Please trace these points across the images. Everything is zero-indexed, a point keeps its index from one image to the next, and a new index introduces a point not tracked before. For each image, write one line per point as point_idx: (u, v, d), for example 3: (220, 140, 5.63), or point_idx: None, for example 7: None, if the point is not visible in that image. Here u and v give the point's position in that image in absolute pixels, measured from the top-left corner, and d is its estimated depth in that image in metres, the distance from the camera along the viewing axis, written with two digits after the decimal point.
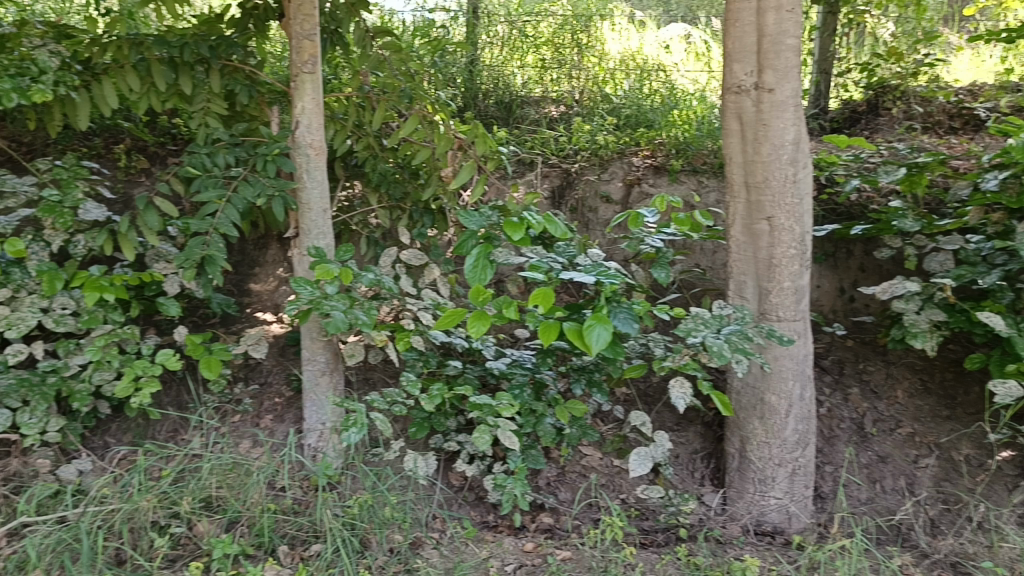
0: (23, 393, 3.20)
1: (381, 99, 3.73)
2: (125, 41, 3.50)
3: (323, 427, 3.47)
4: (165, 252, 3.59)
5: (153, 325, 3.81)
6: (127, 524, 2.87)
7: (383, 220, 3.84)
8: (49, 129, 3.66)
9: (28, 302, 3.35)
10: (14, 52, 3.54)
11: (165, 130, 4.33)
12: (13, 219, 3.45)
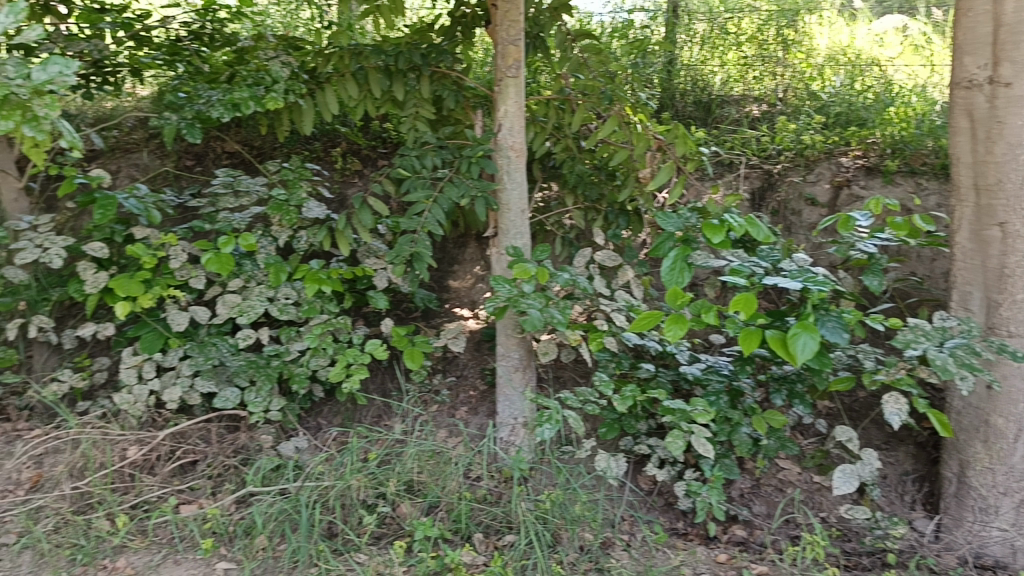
0: (251, 373, 3.52)
1: (581, 101, 3.77)
2: (347, 52, 3.78)
3: (515, 421, 3.56)
4: (375, 248, 3.82)
5: (362, 317, 4.04)
6: (340, 500, 3.08)
7: (579, 221, 3.87)
8: (279, 134, 3.99)
9: (256, 291, 3.65)
10: (252, 63, 3.95)
11: (377, 134, 4.59)
12: (247, 217, 3.80)
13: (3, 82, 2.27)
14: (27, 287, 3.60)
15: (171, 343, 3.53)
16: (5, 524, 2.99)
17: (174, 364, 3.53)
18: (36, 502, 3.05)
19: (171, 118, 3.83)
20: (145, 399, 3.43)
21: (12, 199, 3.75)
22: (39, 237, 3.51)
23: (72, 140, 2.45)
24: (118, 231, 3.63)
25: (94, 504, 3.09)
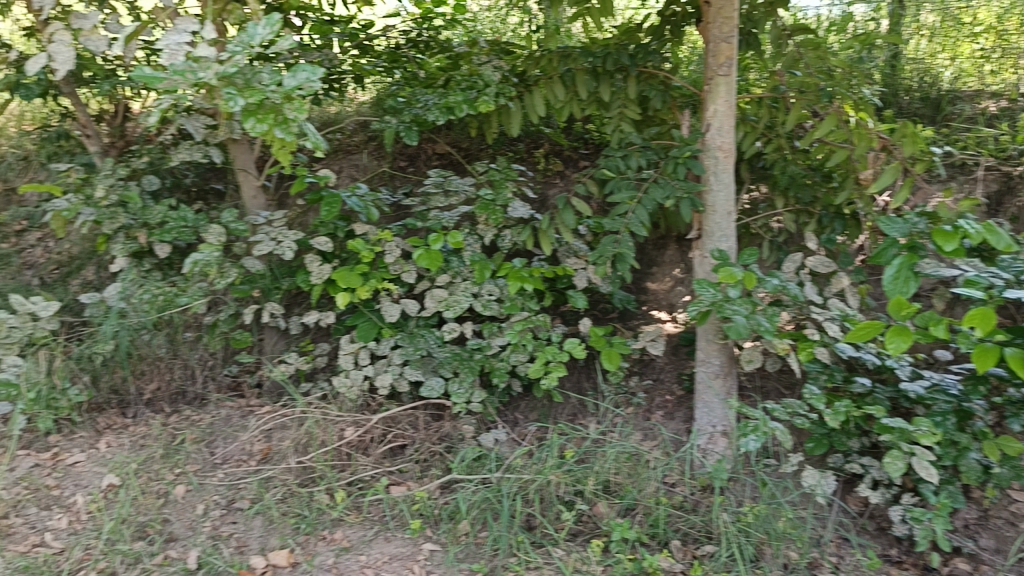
0: (455, 365, 3.67)
1: (796, 99, 3.61)
2: (556, 54, 3.84)
3: (713, 429, 3.43)
4: (576, 248, 3.83)
5: (560, 316, 4.06)
6: (539, 494, 3.14)
7: (790, 224, 3.71)
8: (487, 135, 4.11)
9: (462, 286, 3.79)
10: (465, 68, 4.11)
11: (580, 136, 4.63)
12: (455, 216, 3.96)
13: (260, 88, 2.49)
14: (262, 277, 3.94)
15: (384, 333, 3.73)
16: (241, 490, 3.30)
17: (386, 353, 3.72)
18: (266, 473, 3.35)
19: (391, 122, 4.07)
20: (359, 383, 3.64)
21: (252, 196, 4.13)
22: (274, 231, 3.84)
23: (316, 141, 2.62)
24: (341, 228, 3.90)
25: (316, 478, 3.34)
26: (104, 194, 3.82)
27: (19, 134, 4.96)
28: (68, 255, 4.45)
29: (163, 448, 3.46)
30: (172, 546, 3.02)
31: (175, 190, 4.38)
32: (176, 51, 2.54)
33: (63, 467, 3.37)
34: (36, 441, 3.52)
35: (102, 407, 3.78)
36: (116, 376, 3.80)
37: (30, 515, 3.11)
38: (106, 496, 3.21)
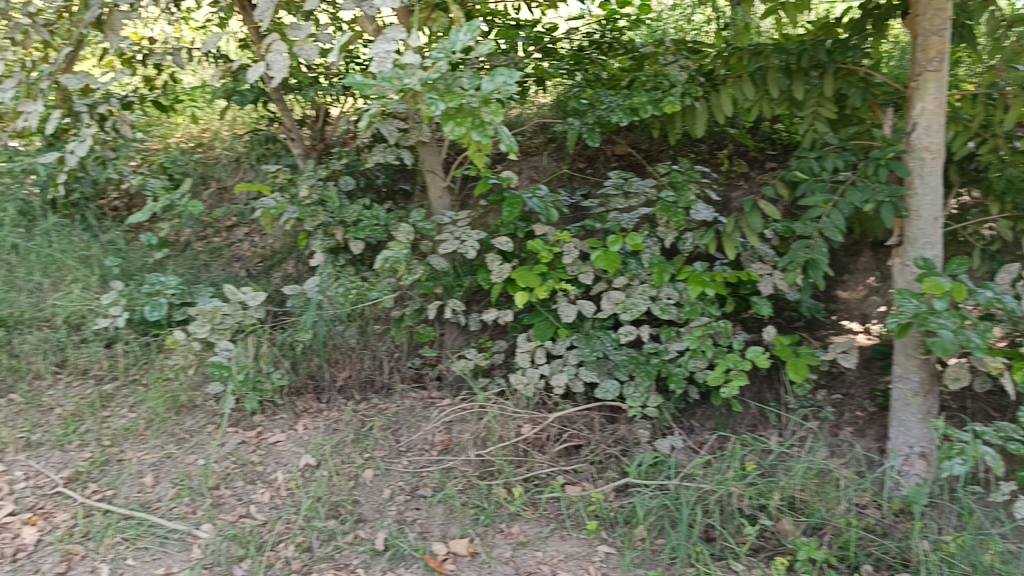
0: (631, 368, 3.63)
1: (1017, 95, 3.33)
2: (746, 53, 3.72)
3: (909, 451, 3.22)
4: (762, 252, 3.68)
5: (741, 323, 3.93)
6: (720, 505, 3.08)
7: (1006, 232, 3.40)
8: (670, 136, 4.04)
9: (640, 289, 3.71)
10: (651, 69, 4.08)
11: (767, 136, 4.47)
12: (635, 217, 3.90)
13: (460, 93, 2.60)
14: (446, 274, 4.09)
15: (561, 333, 3.74)
16: (423, 478, 3.44)
17: (562, 353, 3.74)
18: (448, 464, 3.47)
19: (574, 123, 4.08)
20: (535, 381, 3.68)
21: (438, 196, 4.28)
22: (458, 230, 3.96)
23: (509, 143, 2.64)
24: (521, 228, 3.97)
25: (495, 472, 3.42)
26: (308, 194, 4.09)
27: (232, 137, 5.41)
28: (272, 249, 4.82)
29: (354, 433, 3.66)
30: (362, 527, 3.20)
31: (368, 190, 4.62)
32: (384, 60, 2.64)
33: (265, 445, 3.64)
34: (243, 420, 3.81)
35: (300, 391, 4.01)
36: (312, 363, 4.04)
37: (237, 487, 3.39)
38: (303, 474, 3.44)
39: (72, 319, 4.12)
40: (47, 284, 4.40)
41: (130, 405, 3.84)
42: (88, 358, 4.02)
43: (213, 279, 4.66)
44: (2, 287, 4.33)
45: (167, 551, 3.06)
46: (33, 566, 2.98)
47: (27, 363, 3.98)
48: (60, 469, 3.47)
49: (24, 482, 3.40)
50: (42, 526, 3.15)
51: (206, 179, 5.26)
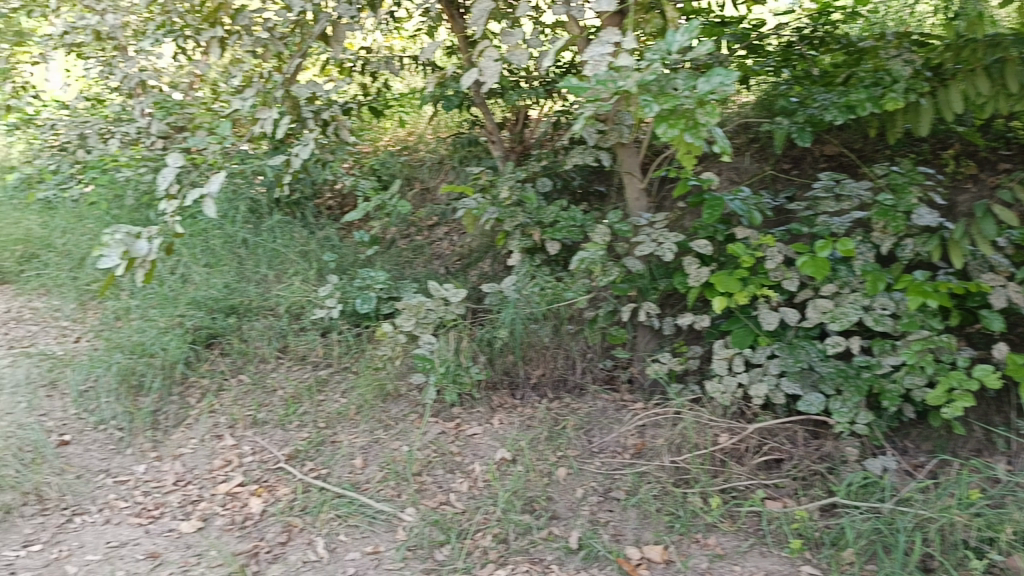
0: (838, 382, 3.43)
1: None
2: (981, 44, 3.42)
3: None
4: (994, 262, 3.38)
5: (966, 338, 3.59)
6: (941, 534, 2.91)
7: None
8: (889, 136, 3.76)
9: (851, 298, 3.49)
10: (870, 64, 3.86)
11: (1000, 135, 4.09)
12: (846, 221, 3.67)
13: (675, 94, 2.57)
14: (642, 277, 4.05)
15: (761, 342, 3.60)
16: (617, 480, 3.44)
17: (762, 362, 3.58)
18: (641, 468, 3.45)
19: (783, 123, 3.93)
20: (732, 390, 3.56)
21: (635, 198, 4.22)
22: (655, 233, 3.89)
23: (723, 144, 2.63)
24: (721, 231, 3.85)
25: (690, 480, 3.36)
26: (508, 195, 4.19)
27: (436, 140, 5.69)
28: (469, 248, 5.00)
29: (548, 431, 3.72)
30: (556, 523, 3.26)
31: (564, 192, 4.67)
32: (599, 63, 2.74)
33: (463, 437, 3.78)
34: (443, 411, 3.97)
35: (495, 386, 4.12)
36: (507, 360, 4.12)
37: (438, 475, 3.54)
38: (499, 468, 3.54)
39: (293, 309, 4.49)
40: (272, 276, 4.79)
41: (342, 391, 4.11)
42: (307, 345, 4.34)
43: (416, 275, 4.88)
44: (234, 277, 4.76)
45: (375, 530, 3.26)
46: (259, 534, 3.26)
47: (254, 348, 4.33)
48: (282, 446, 3.78)
49: (251, 456, 3.73)
50: (267, 498, 3.45)
51: (411, 180, 5.57)
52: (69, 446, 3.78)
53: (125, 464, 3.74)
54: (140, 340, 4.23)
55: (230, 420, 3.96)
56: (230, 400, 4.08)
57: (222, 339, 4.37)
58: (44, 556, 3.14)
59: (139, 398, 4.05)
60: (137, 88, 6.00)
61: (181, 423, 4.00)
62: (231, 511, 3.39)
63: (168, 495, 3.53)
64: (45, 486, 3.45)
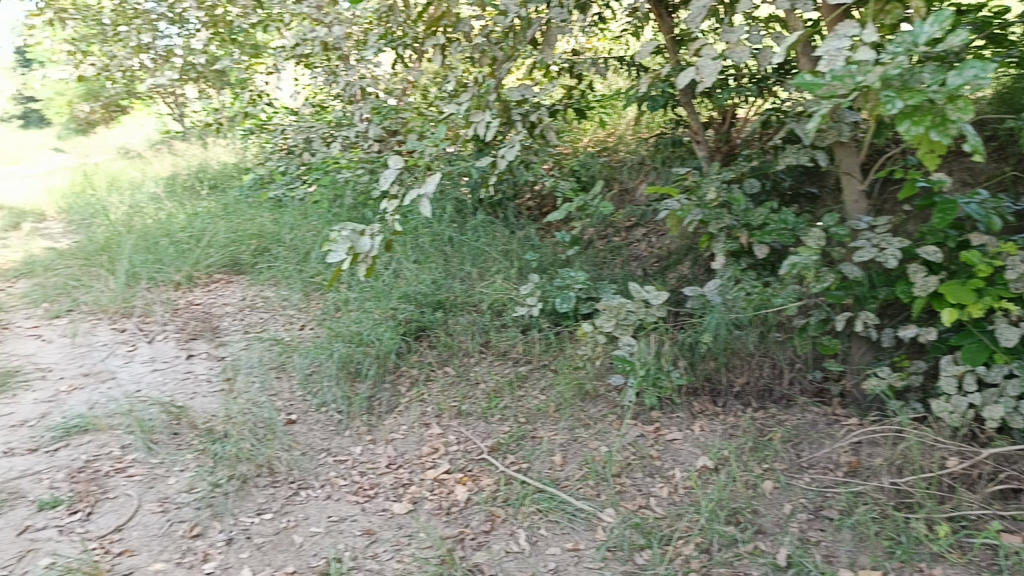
0: None
1: None
2: None
3: None
4: None
5: None
6: None
7: None
8: None
9: None
10: None
11: None
12: None
13: (920, 90, 2.41)
14: (859, 284, 3.76)
15: (997, 358, 3.20)
16: (828, 498, 3.28)
17: (998, 382, 3.25)
18: (857, 487, 3.27)
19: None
20: (963, 411, 3.28)
21: (853, 200, 3.95)
22: (876, 237, 3.61)
23: (976, 143, 2.40)
24: (953, 236, 3.52)
25: (913, 504, 3.15)
26: (714, 197, 3.96)
27: (636, 142, 5.77)
28: (668, 251, 4.94)
29: (752, 442, 3.59)
30: (762, 538, 3.14)
31: (773, 193, 4.48)
32: (835, 58, 2.60)
33: (663, 442, 3.74)
34: (642, 414, 3.95)
35: (696, 392, 4.04)
36: (710, 366, 4.01)
37: (637, 478, 3.53)
38: (701, 475, 3.48)
39: (495, 305, 4.66)
40: (475, 273, 5.00)
41: (541, 388, 4.20)
42: (508, 342, 4.48)
43: (614, 275, 4.84)
44: (441, 274, 5.02)
45: (575, 528, 3.28)
46: (464, 521, 3.38)
47: (458, 341, 4.53)
48: (485, 438, 3.92)
49: (456, 446, 3.90)
50: (472, 487, 3.58)
51: (610, 181, 5.68)
52: (295, 425, 4.11)
53: (343, 445, 4.01)
54: (357, 330, 4.56)
55: (437, 409, 4.15)
56: (437, 390, 4.28)
57: (430, 332, 4.62)
58: (275, 524, 3.40)
59: (357, 383, 4.34)
60: (358, 95, 6.47)
61: (393, 410, 4.24)
62: (439, 497, 3.55)
63: (381, 476, 3.75)
64: (276, 460, 3.76)
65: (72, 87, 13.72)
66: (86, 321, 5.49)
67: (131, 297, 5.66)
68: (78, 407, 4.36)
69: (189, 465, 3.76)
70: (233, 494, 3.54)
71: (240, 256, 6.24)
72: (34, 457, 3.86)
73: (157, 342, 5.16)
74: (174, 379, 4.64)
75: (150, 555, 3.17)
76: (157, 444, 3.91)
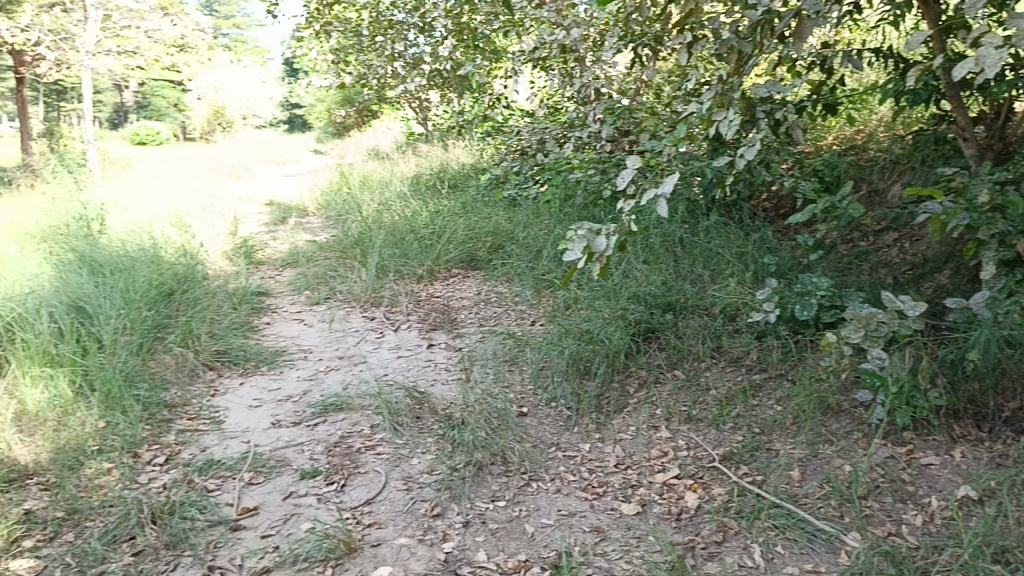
0: None
1: None
2: None
3: None
4: None
5: None
6: None
7: None
8: None
9: None
10: None
11: None
12: None
13: None
14: None
15: None
16: None
17: None
18: None
19: None
20: None
21: None
22: None
23: None
24: None
25: None
26: (988, 198, 3.45)
27: (889, 139, 5.51)
28: (923, 257, 4.53)
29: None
30: None
31: None
32: None
33: (918, 466, 3.45)
34: (893, 433, 3.66)
35: (957, 414, 3.67)
36: (974, 387, 3.63)
37: (886, 503, 3.28)
38: (962, 507, 3.17)
39: (728, 310, 4.53)
40: (707, 276, 4.96)
41: (777, 398, 4.02)
42: (742, 348, 4.32)
43: (860, 282, 4.51)
44: (672, 275, 5.01)
45: (815, 549, 3.10)
46: (695, 529, 3.31)
47: (689, 345, 4.44)
48: (717, 446, 3.83)
49: (686, 451, 3.84)
50: (703, 495, 3.51)
51: (858, 181, 5.35)
52: (527, 417, 4.26)
53: (573, 440, 4.08)
54: (588, 328, 4.63)
55: (666, 413, 4.11)
56: (667, 394, 4.23)
57: (659, 334, 4.58)
58: (508, 512, 3.51)
59: (586, 381, 4.40)
60: (592, 96, 6.55)
61: (621, 409, 4.25)
62: (668, 502, 3.51)
63: (610, 475, 3.77)
64: (510, 450, 3.89)
65: (331, 95, 15.16)
66: (342, 308, 6.04)
67: (380, 288, 6.18)
68: (334, 386, 4.79)
69: (430, 448, 4.02)
70: (470, 479, 3.70)
71: (477, 252, 6.58)
72: (298, 430, 4.29)
73: (402, 331, 5.58)
74: (416, 365, 4.98)
75: (396, 530, 3.38)
76: (401, 425, 4.21)
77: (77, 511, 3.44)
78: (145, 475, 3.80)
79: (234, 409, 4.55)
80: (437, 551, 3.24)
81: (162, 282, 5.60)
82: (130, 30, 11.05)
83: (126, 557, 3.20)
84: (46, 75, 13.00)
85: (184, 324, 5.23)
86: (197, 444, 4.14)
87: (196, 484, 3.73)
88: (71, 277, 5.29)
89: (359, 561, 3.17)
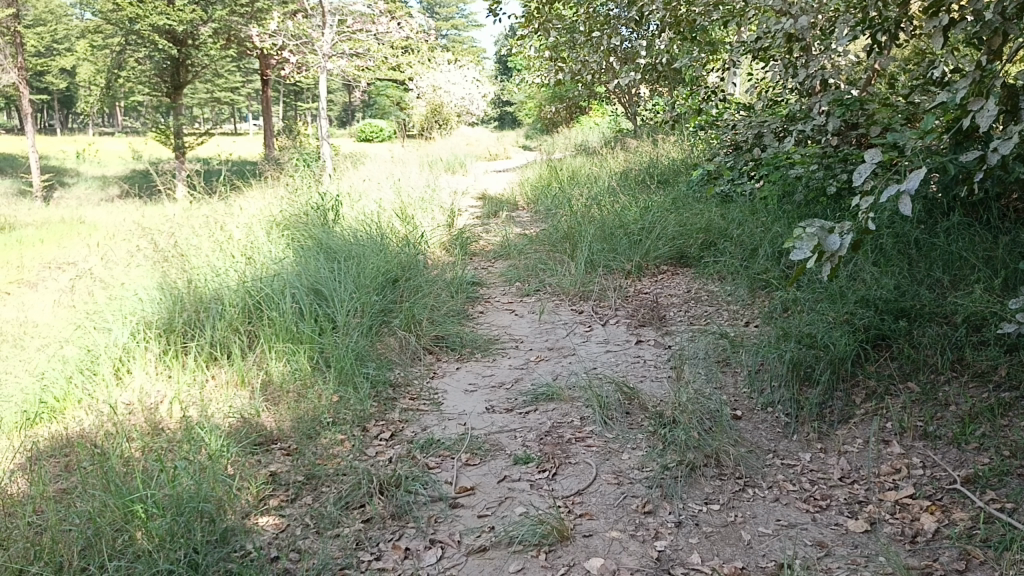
0: None
1: None
2: None
3: None
4: None
5: None
6: None
7: None
8: None
9: None
10: None
11: None
12: None
13: None
14: None
15: None
16: None
17: None
18: None
19: None
20: None
21: None
22: None
23: None
24: None
25: None
26: None
27: None
28: None
29: None
30: None
31: None
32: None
33: None
34: None
35: None
36: None
37: None
38: None
39: (973, 319, 4.13)
40: (948, 281, 4.56)
41: None
42: (989, 362, 3.92)
43: None
44: (906, 279, 4.65)
45: None
46: (932, 553, 3.06)
47: (925, 356, 4.10)
48: (957, 467, 3.52)
49: (922, 470, 3.57)
50: (941, 518, 3.25)
51: None
52: (742, 421, 4.13)
53: (792, 449, 3.90)
54: (810, 331, 4.40)
55: (899, 427, 3.84)
56: (899, 407, 3.94)
57: (891, 342, 4.27)
58: (723, 516, 3.41)
59: (807, 388, 4.18)
60: (818, 87, 6.20)
61: (847, 420, 4.02)
62: (900, 522, 3.28)
63: (834, 489, 3.56)
64: (724, 453, 3.78)
65: (541, 93, 15.51)
66: (551, 300, 6.16)
67: (589, 282, 6.23)
68: (545, 375, 4.89)
69: (641, 444, 3.99)
70: (683, 480, 3.64)
71: (688, 248, 6.46)
72: (511, 417, 4.42)
73: (610, 325, 5.59)
74: (626, 361, 4.97)
75: (607, 523, 3.39)
76: (612, 420, 4.22)
77: (315, 477, 3.75)
78: (374, 448, 4.06)
79: (451, 392, 4.76)
80: (650, 549, 3.21)
81: (388, 269, 5.97)
82: (361, 33, 11.87)
83: (357, 523, 3.43)
84: (287, 76, 14.28)
85: (407, 310, 5.57)
86: (419, 423, 4.37)
87: (419, 460, 3.94)
88: (311, 262, 5.78)
89: (572, 549, 3.21)
